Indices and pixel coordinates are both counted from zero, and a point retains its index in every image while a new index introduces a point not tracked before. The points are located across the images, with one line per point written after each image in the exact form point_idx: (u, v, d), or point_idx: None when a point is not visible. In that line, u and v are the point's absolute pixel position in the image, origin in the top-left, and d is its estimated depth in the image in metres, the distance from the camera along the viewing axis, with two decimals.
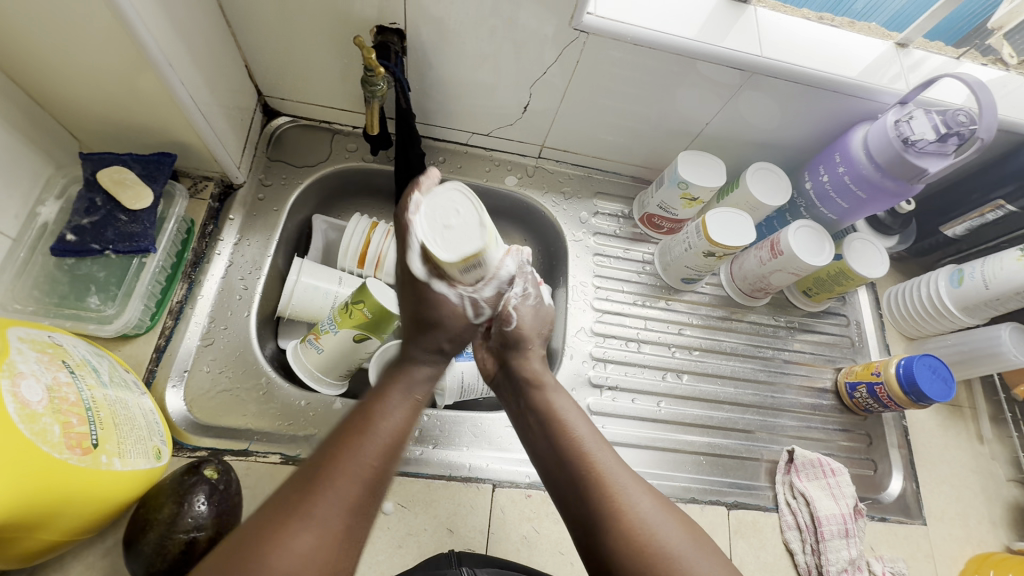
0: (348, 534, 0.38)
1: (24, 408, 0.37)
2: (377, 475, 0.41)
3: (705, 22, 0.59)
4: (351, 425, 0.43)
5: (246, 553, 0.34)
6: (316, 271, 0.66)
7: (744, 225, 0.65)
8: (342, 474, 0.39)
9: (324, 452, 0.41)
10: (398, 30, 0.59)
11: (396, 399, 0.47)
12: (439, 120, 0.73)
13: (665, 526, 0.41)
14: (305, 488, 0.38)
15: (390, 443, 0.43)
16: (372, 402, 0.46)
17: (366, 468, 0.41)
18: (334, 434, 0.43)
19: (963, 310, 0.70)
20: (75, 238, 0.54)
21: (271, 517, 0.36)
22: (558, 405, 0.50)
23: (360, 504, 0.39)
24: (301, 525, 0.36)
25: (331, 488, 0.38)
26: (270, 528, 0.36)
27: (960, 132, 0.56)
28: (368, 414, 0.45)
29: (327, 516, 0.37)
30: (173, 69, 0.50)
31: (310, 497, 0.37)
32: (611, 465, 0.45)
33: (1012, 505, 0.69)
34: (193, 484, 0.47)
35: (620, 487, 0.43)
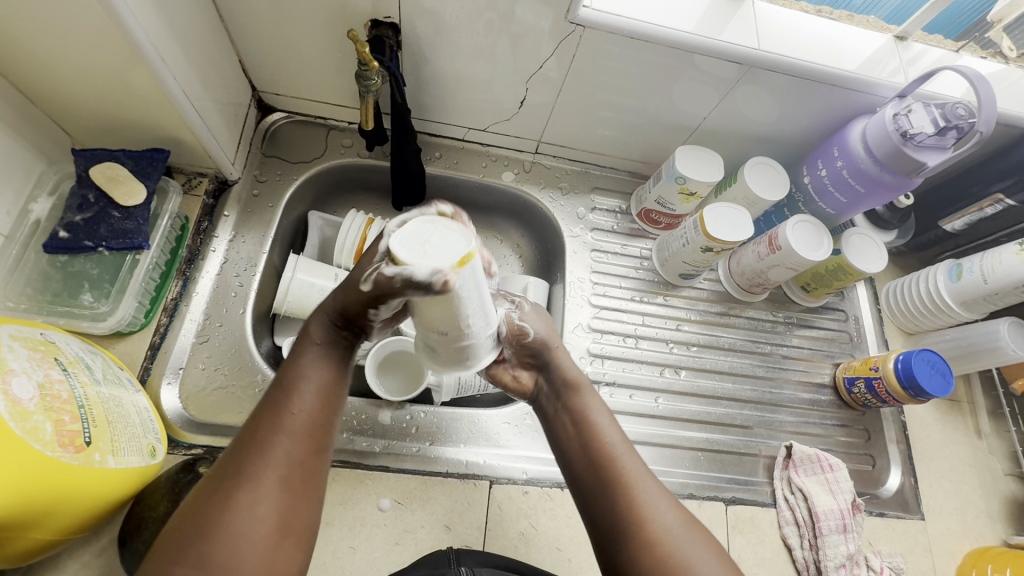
0: (296, 488, 0.38)
1: (16, 406, 0.37)
2: (319, 431, 0.40)
3: (703, 15, 0.58)
4: (285, 381, 0.41)
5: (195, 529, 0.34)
6: (312, 267, 0.65)
7: (741, 220, 0.65)
8: (283, 435, 0.38)
9: (265, 411, 0.39)
10: (393, 24, 0.58)
11: (325, 351, 0.43)
12: (435, 116, 0.72)
13: (687, 541, 0.41)
14: (248, 452, 0.37)
15: (323, 395, 0.41)
16: (297, 355, 0.43)
17: (306, 424, 0.40)
18: (269, 393, 0.41)
19: (962, 304, 0.70)
20: (68, 235, 0.54)
21: (219, 485, 0.36)
22: (590, 408, 0.48)
23: (306, 462, 0.39)
24: (247, 490, 0.36)
25: (273, 448, 0.38)
26: (220, 495, 0.36)
27: (959, 126, 0.56)
28: (290, 371, 0.42)
29: (272, 477, 0.37)
30: (165, 65, 0.50)
31: (254, 459, 0.37)
32: (639, 473, 0.44)
33: (1010, 499, 0.69)
34: (190, 476, 0.49)
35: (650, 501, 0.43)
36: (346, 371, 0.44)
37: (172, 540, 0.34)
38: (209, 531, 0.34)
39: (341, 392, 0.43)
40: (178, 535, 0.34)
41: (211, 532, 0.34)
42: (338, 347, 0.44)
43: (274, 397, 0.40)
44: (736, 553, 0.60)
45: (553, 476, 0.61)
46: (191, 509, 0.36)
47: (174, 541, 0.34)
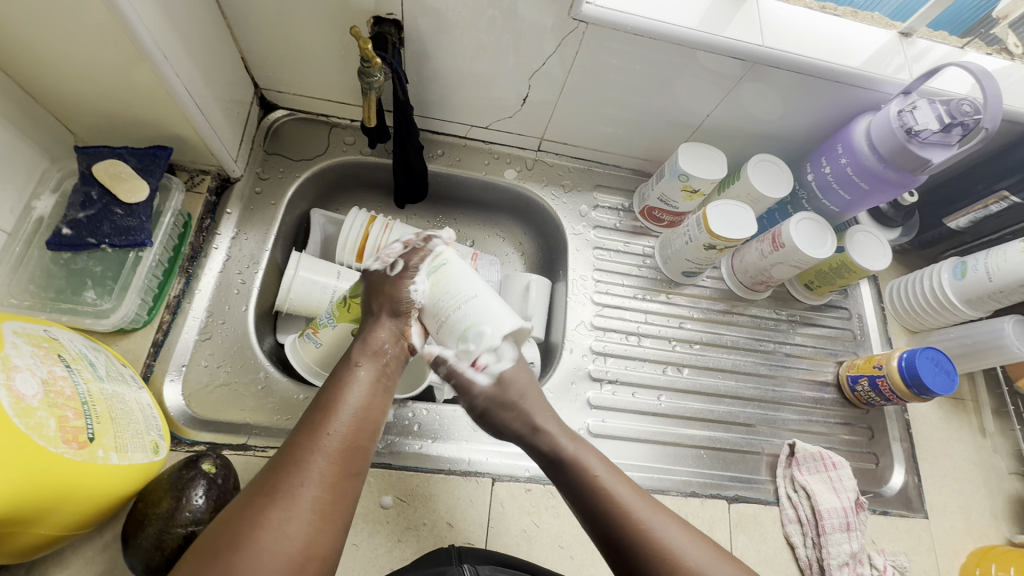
0: (328, 511, 0.38)
1: (20, 402, 0.37)
2: (352, 455, 0.41)
3: (706, 11, 0.58)
4: (325, 405, 0.43)
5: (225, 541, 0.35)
6: (314, 264, 0.65)
7: (745, 217, 0.64)
8: (317, 455, 0.40)
9: (303, 433, 0.41)
10: (395, 21, 0.58)
11: (366, 371, 0.46)
12: (438, 113, 0.72)
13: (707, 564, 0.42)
14: (283, 471, 0.38)
15: (358, 419, 0.43)
16: (339, 380, 0.46)
17: (340, 446, 0.41)
18: (308, 415, 0.43)
19: (966, 302, 0.69)
20: (72, 231, 0.54)
21: (251, 503, 0.37)
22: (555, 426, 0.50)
23: (338, 485, 0.39)
24: (277, 507, 0.36)
25: (308, 468, 0.39)
26: (253, 508, 0.36)
27: (964, 122, 0.55)
28: (331, 394, 0.44)
29: (305, 496, 0.37)
30: (168, 62, 0.50)
31: (290, 477, 0.38)
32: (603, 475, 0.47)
33: (1014, 498, 0.69)
34: (191, 478, 0.46)
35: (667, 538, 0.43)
36: (383, 399, 0.46)
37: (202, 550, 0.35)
38: (238, 543, 0.34)
39: (376, 419, 0.44)
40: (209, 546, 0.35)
41: (240, 545, 0.34)
42: (377, 375, 0.47)
43: (313, 419, 0.42)
44: (738, 551, 0.60)
45: None
46: (222, 521, 0.36)
47: (201, 552, 0.35)
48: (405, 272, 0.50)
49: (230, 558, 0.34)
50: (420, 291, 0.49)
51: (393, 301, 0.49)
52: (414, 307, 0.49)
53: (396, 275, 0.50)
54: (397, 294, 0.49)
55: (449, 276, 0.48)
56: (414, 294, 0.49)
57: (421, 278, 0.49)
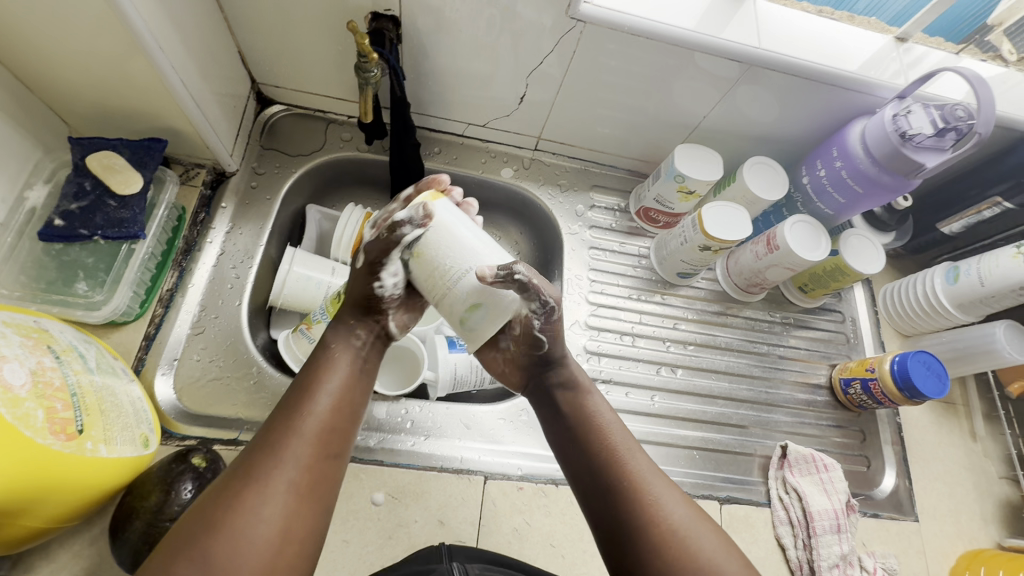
0: (305, 493, 0.37)
1: (7, 392, 0.37)
2: (330, 437, 0.40)
3: (704, 14, 0.58)
4: (301, 389, 0.42)
5: (200, 527, 0.34)
6: (309, 260, 0.65)
7: (739, 219, 0.65)
8: (296, 438, 0.38)
9: (280, 416, 0.40)
10: (393, 17, 0.58)
11: (343, 356, 0.45)
12: (435, 110, 0.72)
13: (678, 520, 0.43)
14: (261, 454, 0.37)
15: (337, 401, 0.42)
16: (315, 363, 0.44)
17: (317, 429, 0.40)
18: (287, 398, 0.41)
19: (959, 306, 0.70)
20: (64, 223, 0.54)
21: (229, 487, 0.36)
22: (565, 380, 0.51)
23: (317, 467, 0.39)
24: (254, 490, 0.35)
25: (287, 452, 0.38)
26: (230, 490, 0.35)
27: (958, 127, 0.56)
28: (309, 376, 0.43)
29: (283, 480, 0.37)
30: (164, 53, 0.50)
31: (268, 460, 0.37)
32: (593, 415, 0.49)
33: (1004, 502, 0.69)
34: (181, 472, 0.46)
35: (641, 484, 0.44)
36: (362, 383, 0.45)
37: (179, 533, 0.34)
38: (215, 527, 0.34)
39: (354, 403, 0.43)
40: (187, 531, 0.34)
41: (218, 527, 0.34)
42: (356, 359, 0.45)
43: (289, 401, 0.41)
44: None
45: (548, 472, 0.61)
46: (207, 498, 0.36)
47: (179, 534, 0.34)
48: (371, 265, 0.46)
49: (209, 543, 0.33)
50: (392, 284, 0.46)
51: (363, 295, 0.47)
52: (387, 301, 0.47)
53: (363, 269, 0.47)
54: (366, 290, 0.47)
55: (431, 258, 0.42)
56: (384, 290, 0.46)
57: (389, 273, 0.45)
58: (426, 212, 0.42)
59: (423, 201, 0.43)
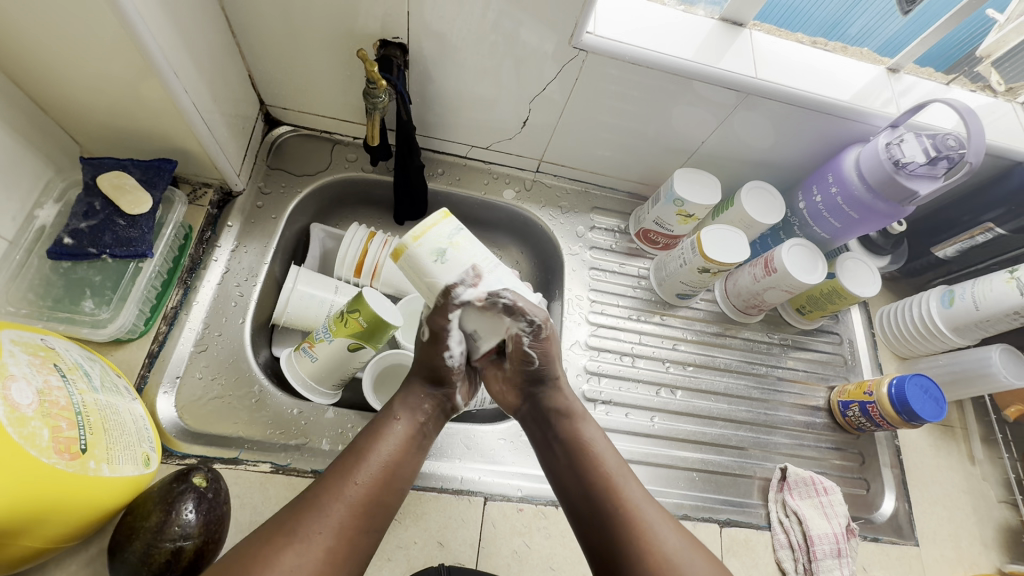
0: (336, 559, 0.40)
1: (15, 411, 0.37)
2: (373, 506, 0.44)
3: (703, 44, 0.60)
4: (358, 451, 0.46)
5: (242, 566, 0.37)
6: (313, 278, 0.66)
7: (738, 242, 0.66)
8: (341, 503, 0.42)
9: (334, 474, 0.44)
10: (401, 44, 0.60)
11: (405, 426, 0.49)
12: (439, 133, 0.74)
13: (689, 561, 0.42)
14: (310, 509, 0.41)
15: (385, 474, 0.45)
16: (374, 427, 0.49)
17: (362, 495, 0.43)
18: (342, 458, 0.46)
19: (954, 330, 0.71)
20: (73, 241, 0.54)
21: (276, 532, 0.39)
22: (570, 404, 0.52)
23: (354, 534, 0.42)
24: (294, 549, 0.38)
25: (331, 512, 0.41)
26: (274, 539, 0.39)
27: (949, 156, 0.57)
28: (366, 441, 0.47)
29: (320, 541, 0.39)
30: (178, 78, 0.51)
31: (312, 517, 0.40)
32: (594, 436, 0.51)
33: (1004, 527, 0.69)
34: (182, 492, 0.46)
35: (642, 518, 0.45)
36: (414, 458, 0.48)
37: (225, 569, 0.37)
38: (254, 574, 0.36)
39: (404, 475, 0.47)
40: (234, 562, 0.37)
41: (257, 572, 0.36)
42: (415, 435, 0.49)
43: (344, 462, 0.45)
44: None
45: (548, 493, 0.61)
46: (253, 538, 0.39)
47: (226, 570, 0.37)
48: (438, 337, 0.48)
49: None
50: (458, 356, 0.49)
51: (436, 369, 0.51)
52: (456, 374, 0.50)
53: (428, 342, 0.49)
54: (436, 362, 0.50)
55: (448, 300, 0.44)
56: (452, 361, 0.49)
57: (455, 344, 0.48)
58: (478, 275, 0.44)
59: (470, 264, 0.44)
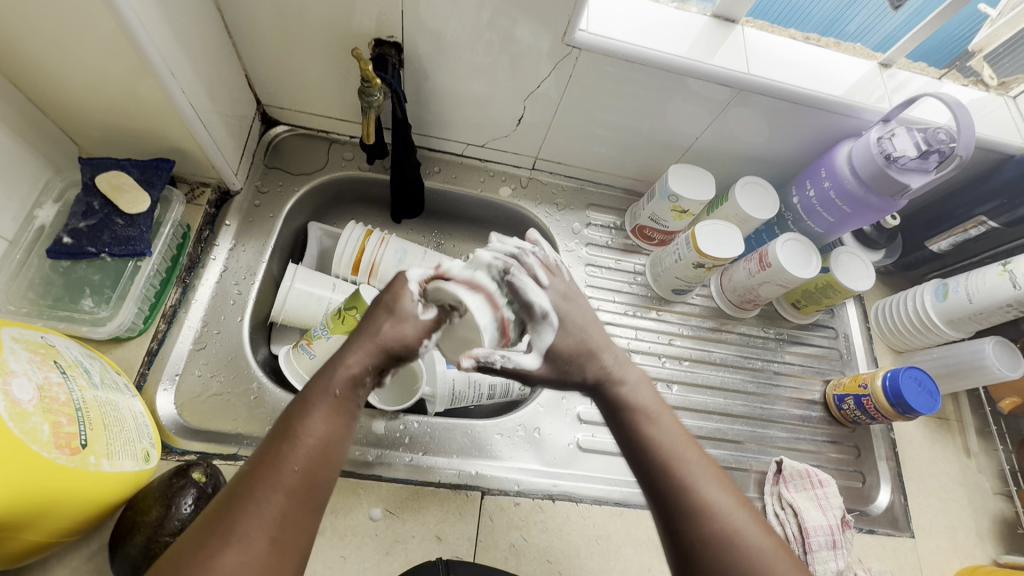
0: (288, 548, 0.34)
1: (15, 407, 0.38)
2: (317, 489, 0.37)
3: (695, 41, 0.61)
4: (283, 434, 0.37)
5: None
6: (310, 277, 0.66)
7: (732, 237, 0.66)
8: (276, 494, 0.35)
9: (258, 463, 0.36)
10: (396, 43, 0.60)
11: (338, 397, 0.40)
12: (435, 131, 0.74)
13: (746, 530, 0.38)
14: (235, 508, 0.34)
15: (323, 449, 0.38)
16: (303, 401, 0.40)
17: (301, 480, 0.36)
18: (264, 445, 0.37)
19: (949, 323, 0.71)
20: (72, 240, 0.55)
21: (198, 544, 0.33)
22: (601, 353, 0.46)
23: (299, 522, 0.35)
24: (229, 555, 0.32)
25: (262, 507, 0.34)
26: (198, 546, 0.33)
27: (941, 149, 0.58)
28: (295, 415, 0.39)
29: (258, 539, 0.33)
30: (174, 78, 0.52)
31: (240, 517, 0.34)
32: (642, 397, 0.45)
33: (999, 518, 0.70)
34: (181, 487, 0.47)
35: (700, 484, 0.40)
36: (354, 424, 0.41)
37: None
38: None
39: (346, 445, 0.39)
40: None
41: None
42: (349, 402, 0.41)
43: (269, 449, 0.37)
44: None
45: (545, 487, 0.61)
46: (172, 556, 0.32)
47: None
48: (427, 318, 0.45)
49: None
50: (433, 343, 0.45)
51: (394, 337, 0.43)
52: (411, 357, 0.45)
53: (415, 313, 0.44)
54: (405, 332, 0.43)
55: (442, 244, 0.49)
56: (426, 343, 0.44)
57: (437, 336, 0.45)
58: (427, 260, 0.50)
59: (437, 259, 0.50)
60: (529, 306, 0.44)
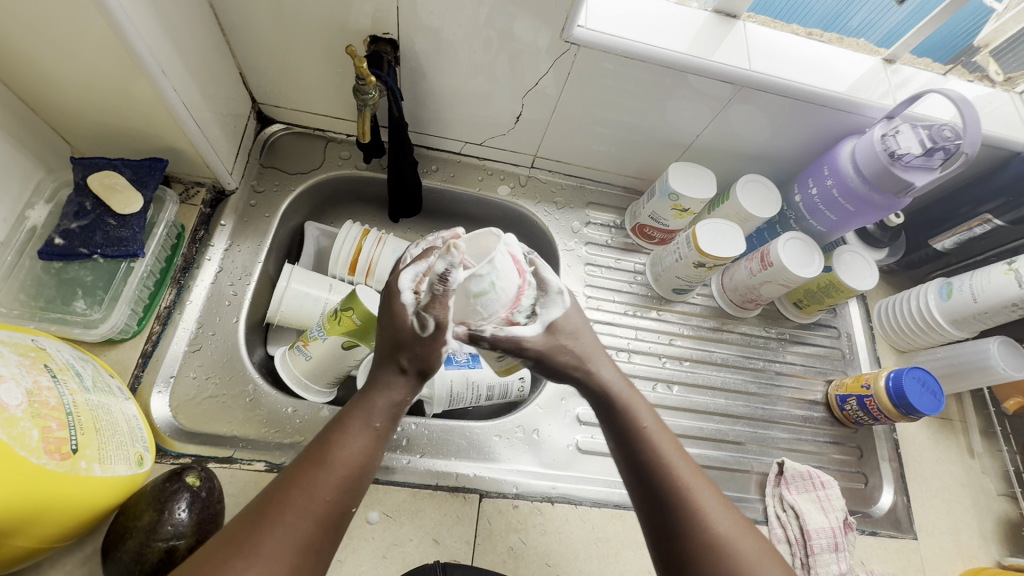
0: (307, 573, 0.36)
1: (2, 412, 0.37)
2: (339, 517, 0.39)
3: (696, 37, 0.60)
4: (315, 458, 0.40)
5: None
6: (306, 277, 0.66)
7: (733, 236, 0.65)
8: (304, 517, 0.37)
9: (290, 484, 0.38)
10: (392, 40, 0.59)
11: (368, 427, 0.43)
12: (433, 129, 0.73)
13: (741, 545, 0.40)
14: (265, 525, 0.36)
15: (355, 474, 0.40)
16: (340, 426, 0.42)
17: (327, 507, 0.38)
18: (298, 466, 0.40)
19: (952, 322, 0.70)
20: (64, 241, 0.54)
21: (228, 555, 0.35)
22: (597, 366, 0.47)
23: (317, 549, 0.37)
24: (254, 572, 0.34)
25: (289, 529, 0.36)
26: (230, 556, 0.34)
27: (946, 147, 0.57)
28: (331, 441, 0.41)
29: (281, 560, 0.35)
30: (165, 76, 0.51)
31: (269, 535, 0.36)
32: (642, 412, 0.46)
33: (1003, 519, 0.69)
34: (175, 491, 0.46)
35: (697, 500, 0.41)
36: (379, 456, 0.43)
37: None
38: None
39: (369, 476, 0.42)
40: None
41: None
42: (379, 433, 0.43)
43: (303, 471, 0.39)
44: None
45: (544, 489, 0.61)
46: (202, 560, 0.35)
47: None
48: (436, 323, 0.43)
49: None
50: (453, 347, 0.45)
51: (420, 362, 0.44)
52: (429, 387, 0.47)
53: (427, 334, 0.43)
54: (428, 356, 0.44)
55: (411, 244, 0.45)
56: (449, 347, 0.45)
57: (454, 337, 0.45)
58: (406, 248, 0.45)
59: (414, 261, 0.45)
60: (545, 283, 0.47)
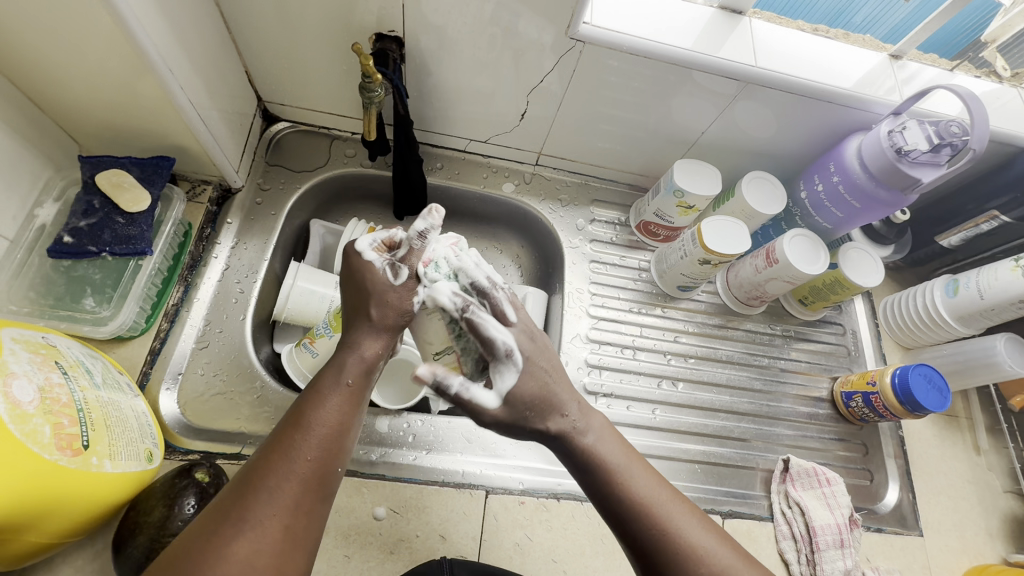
0: (302, 534, 0.37)
1: (15, 409, 0.37)
2: (327, 476, 0.39)
3: (702, 33, 0.60)
4: (296, 423, 0.40)
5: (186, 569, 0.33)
6: (312, 275, 0.66)
7: (738, 233, 0.65)
8: (292, 480, 0.38)
9: (271, 453, 0.39)
10: (397, 37, 0.59)
11: (346, 386, 0.43)
12: (438, 127, 0.73)
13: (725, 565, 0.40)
14: (252, 494, 0.36)
15: (337, 434, 0.41)
16: (317, 388, 0.43)
17: (314, 467, 0.39)
18: (278, 433, 0.40)
19: (959, 319, 0.70)
20: (73, 239, 0.55)
21: (216, 529, 0.35)
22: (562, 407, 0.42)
23: (311, 510, 0.38)
24: (247, 536, 0.35)
25: (278, 494, 0.37)
26: (220, 524, 0.35)
27: (953, 143, 0.56)
28: (308, 404, 0.41)
29: (274, 523, 0.36)
30: (173, 75, 0.51)
31: (257, 502, 0.36)
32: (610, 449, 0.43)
33: (1009, 516, 0.69)
34: (183, 487, 0.46)
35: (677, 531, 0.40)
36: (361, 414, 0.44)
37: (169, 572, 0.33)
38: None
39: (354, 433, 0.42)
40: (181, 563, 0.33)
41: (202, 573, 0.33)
42: (358, 392, 0.43)
43: (284, 437, 0.39)
44: None
45: (550, 486, 0.61)
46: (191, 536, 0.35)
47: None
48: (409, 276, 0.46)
49: None
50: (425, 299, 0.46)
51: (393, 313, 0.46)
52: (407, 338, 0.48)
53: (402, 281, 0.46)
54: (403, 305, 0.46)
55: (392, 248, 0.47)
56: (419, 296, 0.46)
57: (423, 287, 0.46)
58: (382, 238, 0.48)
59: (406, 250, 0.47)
60: (490, 344, 0.42)
